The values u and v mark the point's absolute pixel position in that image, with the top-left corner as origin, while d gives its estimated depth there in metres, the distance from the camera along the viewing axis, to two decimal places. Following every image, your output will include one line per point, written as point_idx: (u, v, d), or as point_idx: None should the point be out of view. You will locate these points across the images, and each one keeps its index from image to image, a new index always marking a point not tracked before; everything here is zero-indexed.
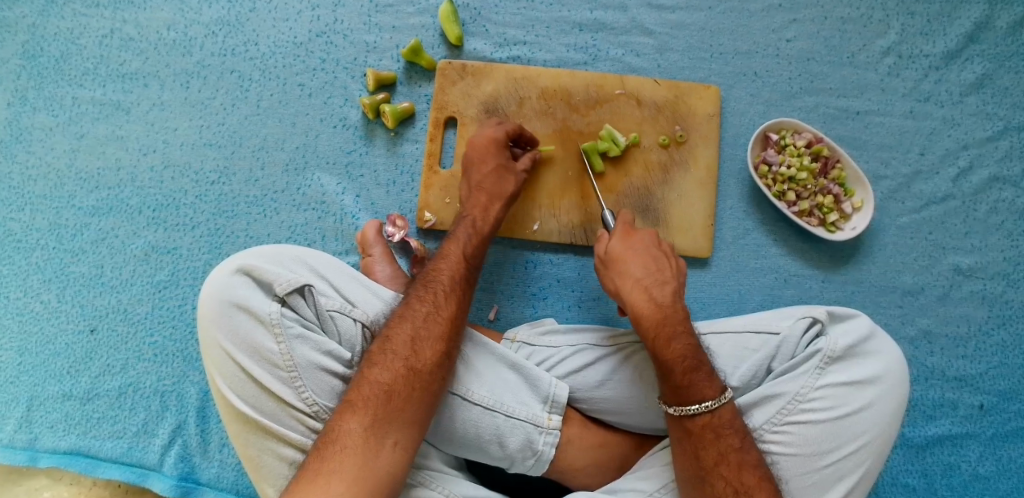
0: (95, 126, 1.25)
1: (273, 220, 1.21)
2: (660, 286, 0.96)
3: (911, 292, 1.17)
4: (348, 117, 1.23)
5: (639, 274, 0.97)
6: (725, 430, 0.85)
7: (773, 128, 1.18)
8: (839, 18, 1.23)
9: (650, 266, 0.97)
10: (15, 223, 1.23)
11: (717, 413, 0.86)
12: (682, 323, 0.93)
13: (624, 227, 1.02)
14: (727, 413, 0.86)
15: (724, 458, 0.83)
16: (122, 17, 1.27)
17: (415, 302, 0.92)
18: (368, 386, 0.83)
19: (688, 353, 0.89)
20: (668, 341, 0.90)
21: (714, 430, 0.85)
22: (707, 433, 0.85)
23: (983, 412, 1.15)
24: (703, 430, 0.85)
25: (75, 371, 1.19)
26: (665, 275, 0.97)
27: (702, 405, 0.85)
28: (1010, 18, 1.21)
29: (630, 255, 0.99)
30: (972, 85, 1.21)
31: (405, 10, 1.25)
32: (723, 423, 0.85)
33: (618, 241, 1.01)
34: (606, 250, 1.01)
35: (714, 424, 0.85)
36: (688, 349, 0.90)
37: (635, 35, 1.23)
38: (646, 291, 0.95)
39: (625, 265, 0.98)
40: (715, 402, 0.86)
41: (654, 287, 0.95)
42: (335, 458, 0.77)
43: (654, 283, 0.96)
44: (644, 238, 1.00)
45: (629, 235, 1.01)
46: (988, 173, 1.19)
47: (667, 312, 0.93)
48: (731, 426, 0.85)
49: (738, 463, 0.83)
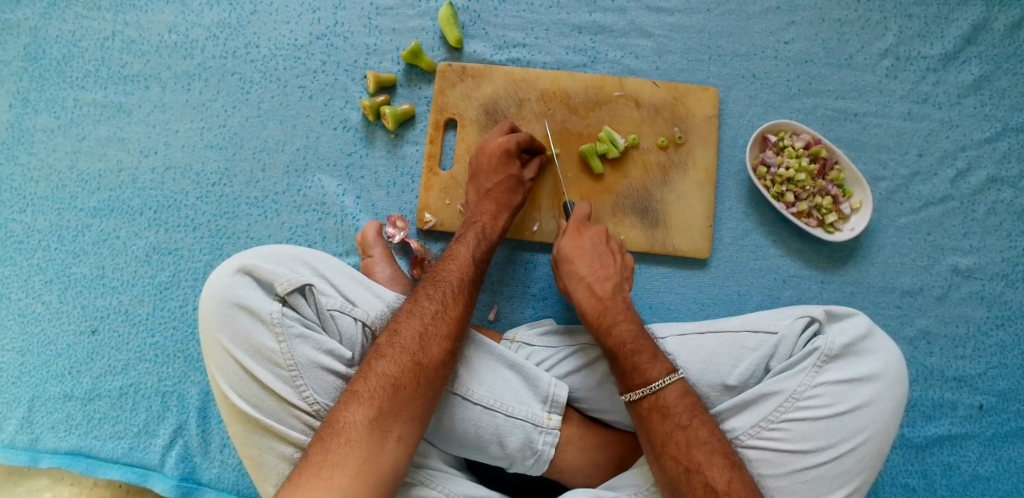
0: (97, 128, 1.26)
1: (274, 221, 1.22)
2: (601, 281, 1.02)
3: (909, 292, 1.18)
4: (349, 119, 1.24)
5: (584, 272, 1.03)
6: (672, 410, 0.87)
7: (771, 130, 1.18)
8: (837, 20, 1.23)
9: (594, 263, 1.04)
10: (17, 224, 1.24)
11: (661, 395, 0.88)
12: (624, 312, 0.99)
13: (576, 227, 1.07)
14: (673, 393, 0.88)
15: (671, 437, 0.85)
16: (124, 20, 1.28)
17: (424, 299, 0.92)
18: (374, 378, 0.83)
19: (628, 338, 0.95)
20: (608, 329, 0.97)
21: (662, 411, 0.87)
22: (653, 414, 0.87)
23: (982, 412, 1.15)
24: (650, 412, 0.88)
25: (76, 371, 1.20)
26: (608, 271, 1.03)
27: (647, 387, 0.89)
28: (1007, 20, 1.22)
29: (578, 254, 1.05)
30: (970, 87, 1.21)
31: (405, 12, 1.25)
32: (670, 404, 0.87)
33: (568, 240, 1.06)
34: (557, 249, 1.07)
35: (660, 405, 0.88)
36: (628, 334, 0.95)
37: (634, 38, 1.24)
38: (589, 287, 1.02)
39: (572, 264, 1.04)
40: (659, 382, 0.88)
41: (596, 282, 1.02)
42: (339, 449, 0.77)
43: (597, 279, 1.02)
44: (593, 236, 1.06)
45: (580, 235, 1.06)
46: (986, 174, 1.19)
47: (608, 303, 1.00)
48: (677, 405, 0.87)
49: (687, 442, 0.84)
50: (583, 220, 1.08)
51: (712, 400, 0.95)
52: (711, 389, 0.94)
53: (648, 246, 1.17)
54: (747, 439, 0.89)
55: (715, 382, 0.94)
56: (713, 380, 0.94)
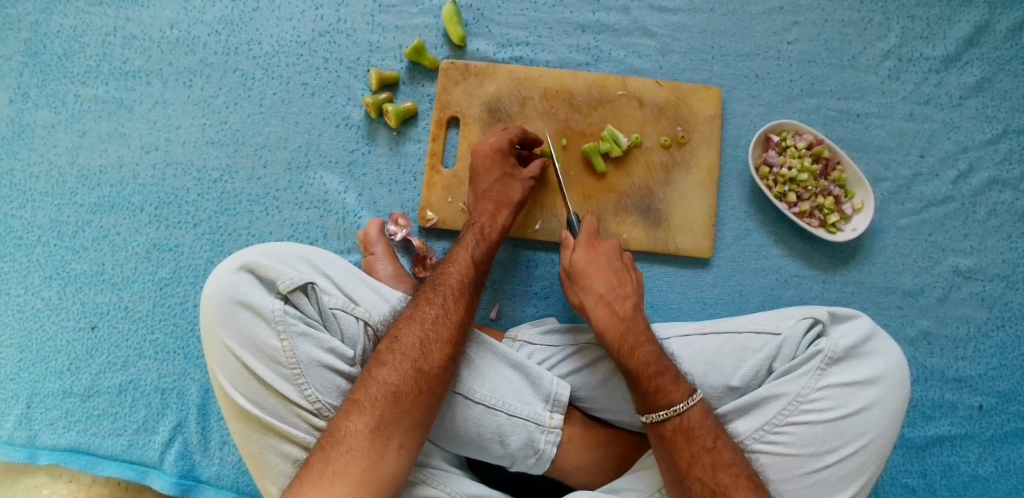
0: (98, 123, 1.25)
1: (275, 218, 1.22)
2: (621, 300, 0.99)
3: (911, 293, 1.18)
4: (351, 116, 1.23)
5: (602, 289, 1.00)
6: (697, 432, 0.87)
7: (774, 130, 1.19)
8: (840, 21, 1.23)
9: (612, 280, 1.01)
10: (15, 220, 1.23)
11: (685, 416, 0.87)
12: (644, 332, 0.96)
13: (588, 239, 1.06)
14: (696, 414, 0.88)
15: (697, 460, 0.85)
16: (126, 15, 1.27)
17: (425, 304, 0.92)
18: (375, 386, 0.83)
19: (651, 360, 0.92)
20: (631, 350, 0.93)
21: (686, 433, 0.87)
22: (678, 437, 0.87)
23: (983, 412, 1.15)
24: (674, 434, 0.87)
25: (75, 367, 1.19)
26: (626, 290, 1.01)
27: (671, 410, 0.88)
28: (1008, 22, 1.22)
29: (595, 270, 1.02)
30: (972, 88, 1.21)
31: (408, 10, 1.25)
32: (695, 426, 0.87)
33: (582, 255, 1.04)
34: (571, 265, 1.04)
35: (684, 427, 0.87)
36: (651, 355, 0.92)
37: (637, 37, 1.24)
38: (608, 304, 0.99)
39: (589, 280, 1.01)
40: (683, 405, 0.88)
41: (615, 301, 0.99)
42: (341, 457, 0.77)
43: (616, 297, 0.99)
44: (608, 252, 1.04)
45: (594, 249, 1.05)
46: (987, 175, 1.20)
47: (628, 323, 0.97)
48: (701, 427, 0.87)
49: (713, 464, 0.84)
50: (595, 234, 1.06)
51: (714, 400, 0.95)
52: (713, 389, 0.94)
53: (650, 245, 1.17)
54: (750, 442, 0.90)
55: (718, 382, 0.94)
56: (716, 381, 0.94)
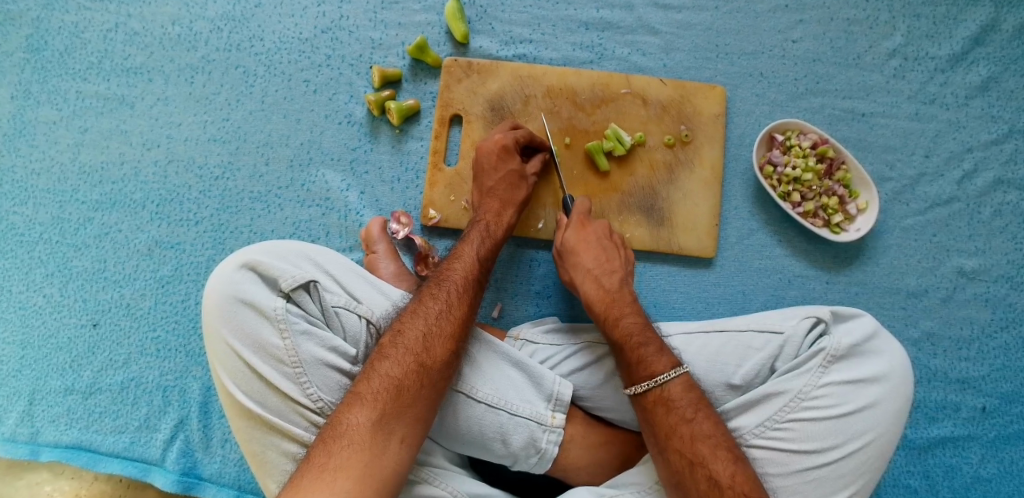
0: (99, 120, 1.25)
1: (277, 216, 1.21)
2: (608, 274, 1.01)
3: (915, 293, 1.17)
4: (353, 114, 1.23)
5: (590, 264, 1.02)
6: (677, 403, 0.87)
7: (778, 129, 1.18)
8: (845, 19, 1.23)
9: (600, 256, 1.03)
10: (17, 217, 1.23)
11: (667, 387, 0.87)
12: (630, 305, 0.98)
13: (578, 220, 1.06)
14: (678, 386, 0.88)
15: (676, 431, 0.84)
16: (127, 11, 1.27)
17: (428, 299, 0.92)
18: (378, 379, 0.83)
19: (635, 330, 0.94)
20: (616, 322, 0.95)
21: (666, 404, 0.87)
22: (658, 408, 0.87)
23: (986, 414, 1.15)
24: (655, 405, 0.87)
25: (77, 365, 1.19)
26: (614, 264, 1.03)
27: (652, 380, 0.88)
28: (1015, 21, 1.21)
29: (584, 246, 1.04)
30: (977, 88, 1.21)
31: (411, 7, 1.25)
32: (675, 397, 0.87)
33: (572, 233, 1.05)
34: (561, 242, 1.06)
35: (665, 398, 0.87)
36: (635, 326, 0.94)
37: (641, 35, 1.23)
38: (595, 279, 1.01)
39: (578, 256, 1.03)
40: (665, 375, 0.88)
41: (603, 275, 1.01)
42: (342, 451, 0.77)
43: (603, 272, 1.01)
44: (596, 229, 1.05)
45: (583, 228, 1.06)
46: (992, 175, 1.19)
47: (614, 296, 0.99)
48: (682, 399, 0.87)
49: (692, 435, 0.84)
50: (585, 214, 1.07)
51: (717, 400, 0.95)
52: (715, 389, 0.94)
53: (653, 244, 1.17)
54: (751, 438, 0.89)
55: (721, 381, 0.94)
56: (718, 380, 0.94)
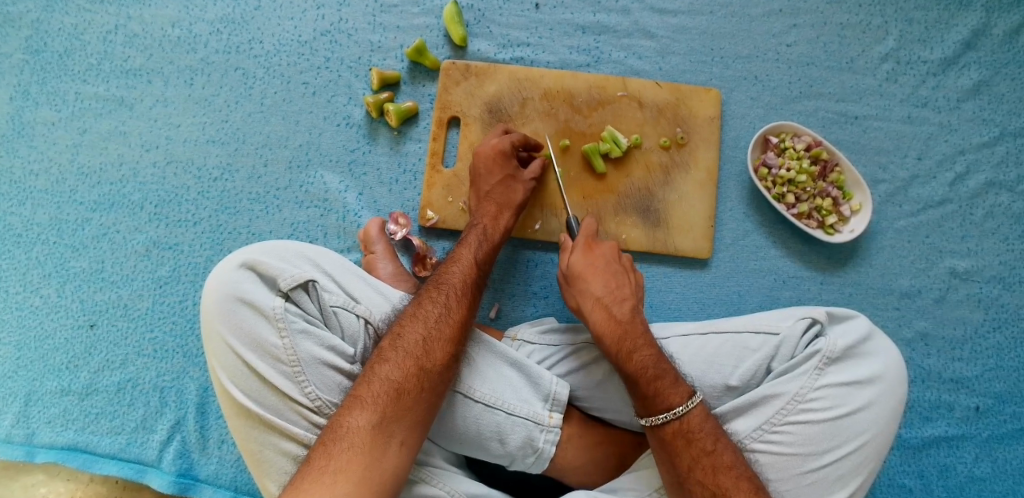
0: (98, 121, 1.26)
1: (276, 217, 1.22)
2: (619, 303, 0.99)
3: (908, 294, 1.19)
4: (352, 116, 1.24)
5: (600, 292, 1.00)
6: (696, 434, 0.87)
7: (773, 131, 1.19)
8: (838, 24, 1.24)
9: (610, 283, 1.01)
10: (15, 218, 1.23)
11: (685, 419, 0.88)
12: (643, 336, 0.96)
13: (586, 243, 1.05)
14: (696, 417, 0.88)
15: (698, 463, 0.85)
16: (127, 14, 1.28)
17: (428, 302, 0.92)
18: (378, 383, 0.83)
19: (650, 363, 0.92)
20: (630, 355, 0.93)
21: (686, 436, 0.87)
22: (678, 440, 0.87)
23: (979, 413, 1.16)
24: (675, 437, 0.87)
25: (74, 365, 1.19)
26: (624, 292, 1.01)
27: (671, 413, 0.88)
28: (1005, 25, 1.23)
29: (593, 273, 1.02)
30: (969, 91, 1.22)
31: (409, 10, 1.26)
32: (695, 429, 0.87)
33: (580, 257, 1.04)
34: (568, 267, 1.04)
35: (684, 430, 0.87)
36: (650, 359, 0.92)
37: (638, 38, 1.24)
38: (606, 308, 0.99)
39: (586, 284, 1.01)
40: (683, 408, 0.88)
41: (613, 304, 0.99)
42: (342, 454, 0.77)
43: (613, 300, 0.99)
44: (606, 253, 1.04)
45: (592, 251, 1.04)
46: (984, 178, 1.20)
47: (626, 326, 0.97)
48: (701, 430, 0.87)
49: (713, 466, 0.84)
50: (592, 237, 1.06)
51: (713, 399, 0.95)
52: (713, 388, 0.95)
53: (649, 245, 1.18)
54: (749, 441, 0.90)
55: (717, 382, 0.95)
56: (715, 380, 0.95)
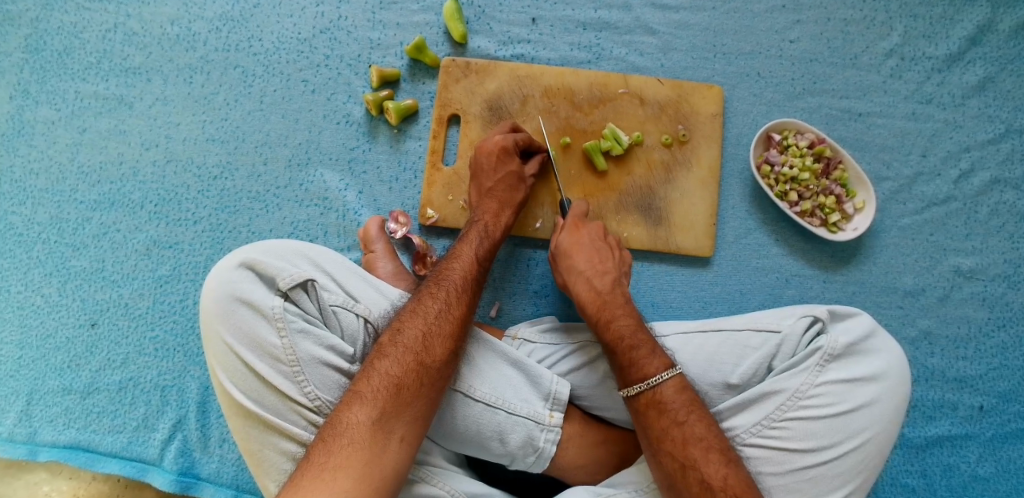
0: (99, 120, 1.25)
1: (276, 215, 1.21)
2: (601, 275, 1.02)
3: (912, 293, 1.18)
4: (352, 114, 1.23)
5: (583, 266, 1.03)
6: (669, 405, 0.86)
7: (776, 128, 1.18)
8: (842, 19, 1.23)
9: (593, 258, 1.04)
10: (16, 217, 1.23)
11: (659, 390, 0.88)
12: (622, 306, 0.98)
13: (574, 222, 1.07)
14: (670, 388, 0.87)
15: (668, 434, 0.84)
16: (126, 12, 1.27)
17: (428, 299, 0.92)
18: (377, 378, 0.83)
19: (627, 332, 0.94)
20: (608, 324, 0.96)
21: (658, 407, 0.87)
22: (651, 411, 0.87)
23: (983, 413, 1.15)
24: (648, 408, 0.87)
25: (75, 365, 1.19)
26: (607, 266, 1.03)
27: (644, 383, 0.88)
28: (1011, 21, 1.22)
29: (577, 249, 1.04)
30: (974, 88, 1.21)
31: (409, 7, 1.25)
32: (668, 400, 0.87)
33: (566, 237, 1.06)
34: (556, 245, 1.07)
35: (657, 401, 0.87)
36: (627, 328, 0.94)
37: (639, 35, 1.23)
38: (588, 281, 1.01)
39: (571, 259, 1.04)
40: (657, 378, 0.88)
41: (595, 277, 1.02)
42: (341, 450, 0.77)
43: (596, 273, 1.02)
44: (591, 232, 1.06)
45: (578, 230, 1.06)
46: (989, 175, 1.19)
47: (606, 298, 0.99)
48: (675, 401, 0.87)
49: (683, 438, 0.84)
50: (580, 217, 1.08)
51: (714, 399, 0.95)
52: (713, 388, 0.94)
53: (651, 244, 1.17)
54: (748, 437, 0.89)
55: (718, 381, 0.94)
56: (715, 379, 0.94)
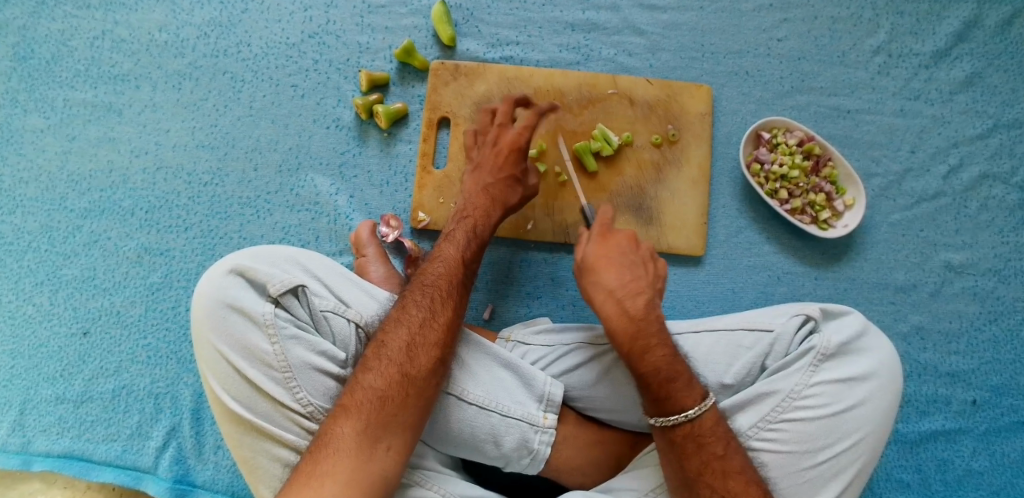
0: (87, 127, 1.25)
1: (267, 221, 1.21)
2: (633, 296, 0.96)
3: (903, 288, 1.18)
4: (342, 118, 1.23)
5: (613, 285, 0.97)
6: (707, 438, 0.85)
7: (765, 127, 1.18)
8: (829, 17, 1.23)
9: (625, 276, 0.98)
10: (5, 227, 1.23)
11: (697, 422, 0.86)
12: (656, 334, 0.92)
13: (600, 233, 1.03)
14: (708, 420, 0.86)
15: (708, 466, 0.83)
16: (114, 19, 1.27)
17: (411, 307, 0.91)
18: (361, 391, 0.82)
19: (662, 365, 0.89)
20: (641, 355, 0.90)
21: (696, 439, 0.85)
22: (688, 443, 0.85)
23: (976, 407, 1.15)
24: (685, 440, 0.85)
25: (68, 373, 1.19)
26: (640, 285, 0.97)
27: (682, 415, 0.86)
28: (998, 16, 1.22)
29: (606, 265, 0.99)
30: (962, 83, 1.22)
31: (398, 10, 1.25)
32: (706, 433, 0.85)
33: (595, 249, 1.01)
34: (583, 258, 1.01)
35: (695, 433, 0.85)
36: (663, 360, 0.90)
37: (628, 35, 1.23)
38: (619, 303, 0.95)
39: (599, 276, 0.98)
40: (695, 411, 0.86)
41: (626, 298, 0.95)
42: (327, 461, 0.77)
43: (626, 294, 0.96)
44: (621, 245, 1.01)
45: (605, 242, 1.02)
46: (978, 170, 1.20)
47: (639, 324, 0.93)
48: (712, 433, 0.85)
49: (723, 471, 0.83)
50: (606, 225, 1.03)
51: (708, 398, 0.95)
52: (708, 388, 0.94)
53: None
54: (746, 439, 0.89)
55: (712, 381, 0.94)
56: (709, 380, 0.94)
